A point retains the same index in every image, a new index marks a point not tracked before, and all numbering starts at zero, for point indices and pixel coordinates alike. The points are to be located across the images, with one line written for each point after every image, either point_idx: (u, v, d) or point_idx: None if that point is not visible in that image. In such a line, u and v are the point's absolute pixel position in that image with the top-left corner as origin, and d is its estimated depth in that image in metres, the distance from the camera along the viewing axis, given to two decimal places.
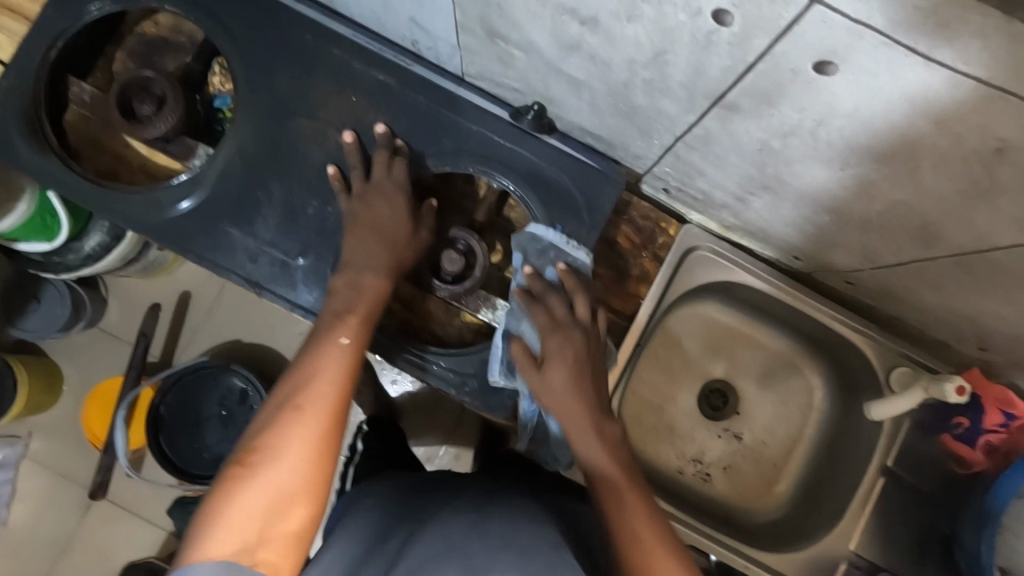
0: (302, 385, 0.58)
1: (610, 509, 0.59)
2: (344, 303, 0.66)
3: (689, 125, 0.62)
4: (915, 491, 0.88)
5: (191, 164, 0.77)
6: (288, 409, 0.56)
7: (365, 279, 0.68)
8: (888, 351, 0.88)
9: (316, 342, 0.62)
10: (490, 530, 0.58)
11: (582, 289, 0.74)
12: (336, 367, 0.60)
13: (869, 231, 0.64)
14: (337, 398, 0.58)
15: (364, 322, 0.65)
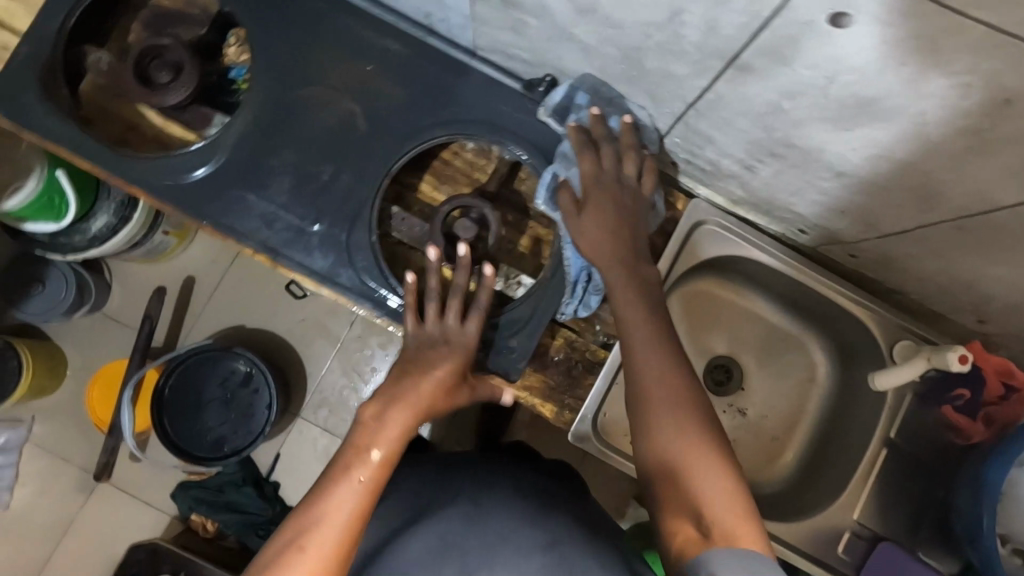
0: (315, 521, 0.59)
1: (675, 443, 0.59)
2: (371, 430, 0.69)
3: (700, 89, 0.63)
4: (916, 461, 0.89)
5: (208, 134, 0.79)
6: (296, 545, 0.58)
7: (394, 410, 0.69)
8: (891, 324, 0.90)
9: (336, 474, 0.64)
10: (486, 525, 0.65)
11: (617, 164, 0.75)
12: (349, 506, 0.61)
13: (868, 194, 0.65)
14: (345, 540, 0.59)
15: (384, 462, 0.66)
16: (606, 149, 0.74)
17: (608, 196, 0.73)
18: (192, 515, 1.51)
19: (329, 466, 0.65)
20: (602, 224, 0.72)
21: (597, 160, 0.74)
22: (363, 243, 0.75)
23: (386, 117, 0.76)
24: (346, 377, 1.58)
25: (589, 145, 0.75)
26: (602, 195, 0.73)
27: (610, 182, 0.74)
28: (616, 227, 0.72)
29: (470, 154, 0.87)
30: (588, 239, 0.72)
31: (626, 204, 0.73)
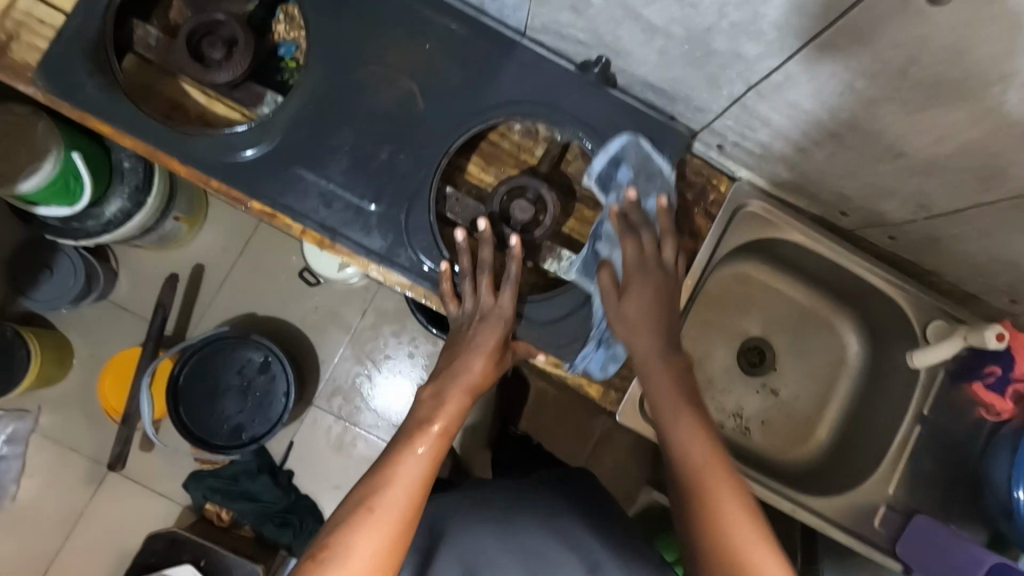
0: (379, 488, 0.61)
1: (695, 457, 0.63)
2: (430, 409, 0.69)
3: (769, 70, 0.64)
4: (949, 439, 0.92)
5: (259, 110, 0.78)
6: (360, 510, 0.59)
7: (452, 389, 0.71)
8: (925, 304, 0.92)
9: (399, 445, 0.66)
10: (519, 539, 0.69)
11: (657, 250, 0.79)
12: (414, 474, 0.62)
13: (933, 175, 0.68)
14: (411, 507, 0.61)
15: (445, 433, 0.67)
16: (646, 236, 0.79)
17: (643, 268, 0.77)
18: (206, 505, 1.45)
19: (391, 441, 0.67)
20: (643, 308, 0.75)
21: (640, 246, 0.78)
22: (421, 224, 0.76)
23: (445, 92, 0.79)
24: (359, 365, 1.55)
25: (630, 229, 0.79)
26: (645, 271, 0.77)
27: (652, 267, 0.77)
28: (657, 307, 0.76)
29: (518, 136, 0.87)
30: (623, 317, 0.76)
31: (667, 282, 0.78)
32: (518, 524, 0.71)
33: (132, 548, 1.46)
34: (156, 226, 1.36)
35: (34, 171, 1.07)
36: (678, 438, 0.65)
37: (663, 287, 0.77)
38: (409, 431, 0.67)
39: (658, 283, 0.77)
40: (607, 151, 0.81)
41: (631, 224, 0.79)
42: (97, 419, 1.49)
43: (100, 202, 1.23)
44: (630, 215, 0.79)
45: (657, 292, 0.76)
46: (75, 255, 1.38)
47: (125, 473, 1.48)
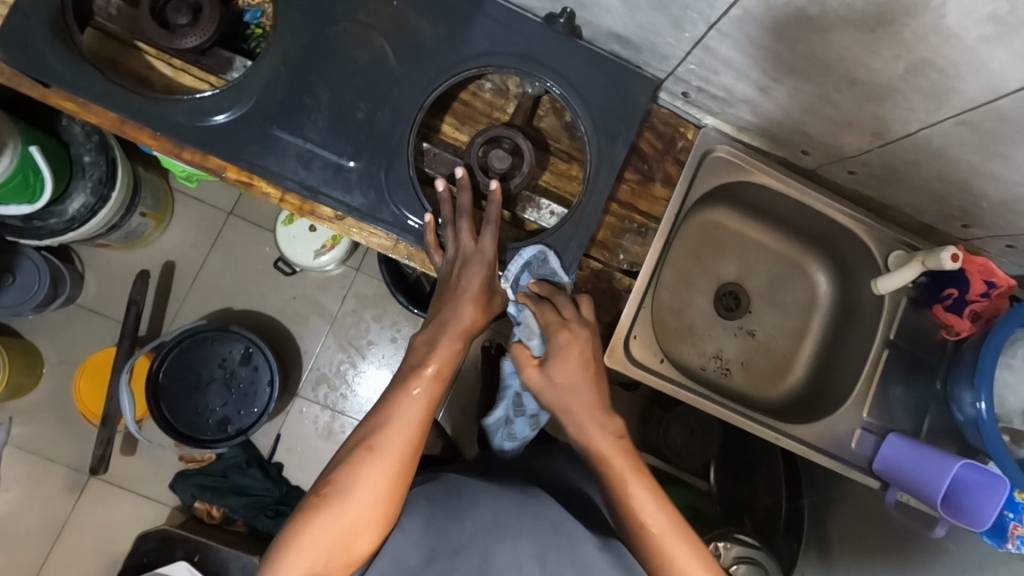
0: (377, 428, 0.63)
1: (647, 520, 0.63)
2: (424, 354, 0.71)
3: (729, 6, 0.68)
4: (915, 361, 0.98)
5: (228, 76, 0.80)
6: (361, 448, 0.61)
7: (443, 335, 0.72)
8: (884, 236, 0.97)
9: (395, 389, 0.67)
10: (535, 512, 0.63)
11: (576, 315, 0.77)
12: (411, 415, 0.65)
13: (885, 100, 0.73)
14: (411, 446, 0.63)
15: (439, 375, 0.68)
16: (563, 304, 0.77)
17: (576, 368, 0.72)
18: (195, 503, 1.43)
19: (388, 385, 0.69)
20: (574, 368, 0.71)
21: (557, 313, 0.76)
22: (401, 179, 0.81)
23: (416, 49, 0.82)
24: (343, 353, 1.54)
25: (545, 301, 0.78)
26: (575, 375, 0.71)
27: (575, 327, 0.74)
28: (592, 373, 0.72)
29: (489, 94, 0.89)
30: (574, 414, 0.70)
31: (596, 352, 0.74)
32: (533, 498, 0.65)
33: (119, 553, 1.43)
34: (121, 223, 1.33)
35: None
36: (656, 549, 0.62)
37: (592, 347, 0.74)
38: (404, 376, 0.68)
39: (593, 391, 0.71)
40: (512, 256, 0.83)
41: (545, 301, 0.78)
42: (74, 426, 1.45)
43: (62, 198, 1.20)
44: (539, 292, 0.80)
45: (593, 392, 0.70)
46: (40, 256, 1.34)
47: (106, 478, 1.44)
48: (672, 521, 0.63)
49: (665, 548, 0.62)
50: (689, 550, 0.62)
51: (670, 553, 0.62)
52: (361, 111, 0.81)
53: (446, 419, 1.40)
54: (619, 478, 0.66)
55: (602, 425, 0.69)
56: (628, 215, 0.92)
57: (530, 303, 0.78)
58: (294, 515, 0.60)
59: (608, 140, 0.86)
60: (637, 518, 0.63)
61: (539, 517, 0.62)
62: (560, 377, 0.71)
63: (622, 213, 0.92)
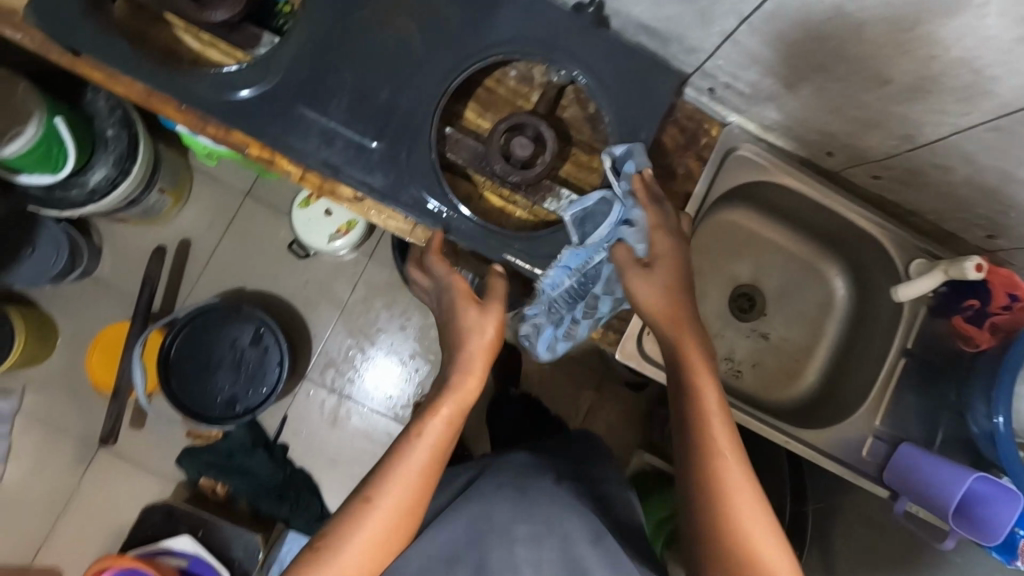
0: (385, 477, 0.62)
1: (721, 466, 0.61)
2: (436, 400, 0.67)
3: (761, 0, 0.67)
4: (931, 371, 0.96)
5: (254, 50, 0.81)
6: (369, 497, 0.61)
7: (458, 382, 0.68)
8: (907, 243, 0.95)
9: (407, 434, 0.64)
10: (530, 511, 0.70)
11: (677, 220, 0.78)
12: (421, 465, 0.63)
13: (916, 101, 0.72)
14: (418, 496, 0.62)
15: (451, 424, 0.66)
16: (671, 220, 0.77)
17: (667, 276, 0.72)
18: (200, 481, 1.44)
19: (401, 428, 0.66)
20: (670, 274, 0.73)
21: (663, 216, 0.77)
22: (422, 162, 0.81)
23: (443, 33, 0.82)
24: (352, 338, 1.55)
25: (654, 199, 0.78)
26: (665, 272, 0.73)
27: (674, 254, 0.74)
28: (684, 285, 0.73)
29: (514, 82, 0.89)
30: (656, 307, 0.71)
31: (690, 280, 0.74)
32: (529, 498, 0.72)
33: (124, 525, 1.44)
34: (140, 198, 1.34)
35: (16, 137, 1.06)
36: (727, 494, 0.60)
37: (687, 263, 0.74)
38: (424, 412, 0.66)
39: (679, 299, 0.72)
40: (625, 151, 0.82)
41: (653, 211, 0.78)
42: (85, 397, 1.47)
43: (83, 170, 1.21)
44: (648, 188, 0.79)
45: (679, 299, 0.72)
46: (59, 227, 1.36)
47: (114, 450, 1.46)
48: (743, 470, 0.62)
49: (724, 466, 0.61)
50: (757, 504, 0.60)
51: (727, 471, 0.61)
52: (384, 92, 0.81)
53: None
54: (694, 381, 0.67)
55: (683, 330, 0.70)
56: None
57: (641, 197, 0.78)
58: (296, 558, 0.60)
59: (631, 132, 0.85)
60: (703, 422, 0.64)
61: (531, 516, 0.69)
62: (648, 279, 0.72)
63: None
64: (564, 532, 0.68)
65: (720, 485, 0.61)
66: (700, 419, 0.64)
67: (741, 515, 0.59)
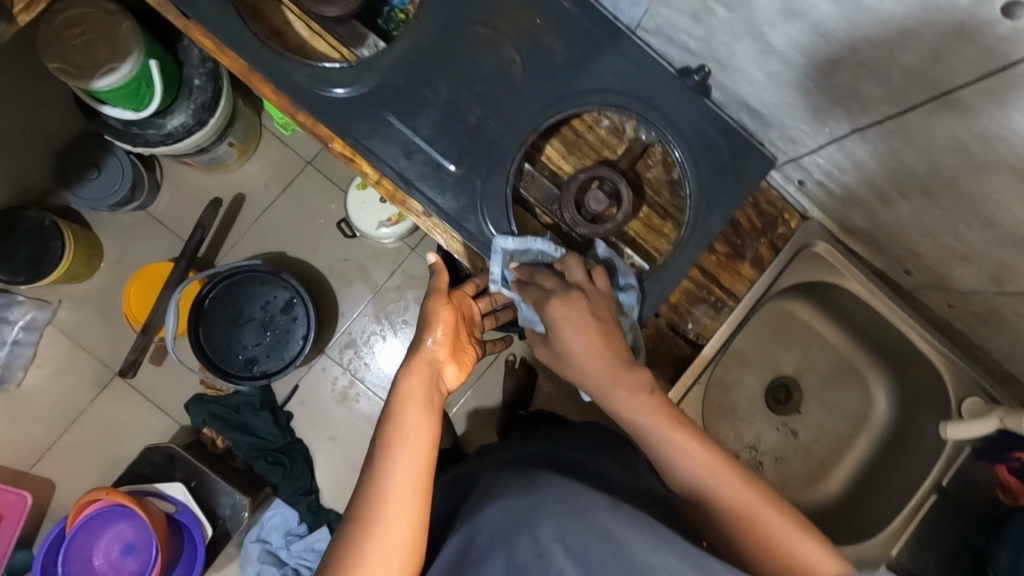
0: (368, 497, 0.58)
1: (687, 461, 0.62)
2: (395, 413, 0.65)
3: (884, 114, 0.66)
4: (965, 513, 0.91)
5: (357, 51, 0.82)
6: (356, 524, 0.57)
7: (417, 393, 0.67)
8: (966, 377, 0.91)
9: (375, 453, 0.62)
10: (547, 498, 0.58)
11: (562, 283, 0.72)
12: (401, 476, 0.59)
13: (1019, 251, 0.69)
14: (410, 503, 0.58)
15: (418, 427, 0.64)
16: (548, 279, 0.72)
17: (577, 325, 0.67)
18: (204, 429, 1.45)
19: (368, 453, 0.63)
20: (572, 328, 0.67)
21: (540, 289, 0.72)
22: (495, 193, 0.80)
23: (546, 69, 0.81)
24: (376, 324, 1.55)
25: (529, 283, 0.74)
26: (579, 321, 0.67)
27: (573, 296, 0.69)
28: (591, 333, 0.67)
29: (604, 131, 0.88)
30: (590, 374, 0.66)
31: (602, 308, 0.69)
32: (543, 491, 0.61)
33: (125, 456, 1.47)
34: (209, 147, 1.36)
35: (111, 71, 1.09)
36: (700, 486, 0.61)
37: (589, 308, 0.68)
38: (387, 418, 0.65)
39: (605, 344, 0.67)
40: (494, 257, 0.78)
41: (530, 283, 0.74)
42: (115, 324, 1.50)
43: (164, 113, 1.24)
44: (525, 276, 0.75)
45: (604, 344, 0.67)
46: (127, 157, 1.38)
47: (131, 382, 1.49)
48: (706, 452, 0.62)
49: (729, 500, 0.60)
50: (734, 477, 0.61)
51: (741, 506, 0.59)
52: (475, 115, 0.80)
53: (459, 419, 1.40)
54: (659, 429, 0.64)
55: (626, 381, 0.66)
56: (707, 286, 0.89)
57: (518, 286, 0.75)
58: None
59: (708, 208, 0.83)
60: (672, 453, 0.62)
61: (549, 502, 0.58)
62: (561, 340, 0.68)
63: (702, 281, 0.89)
64: (582, 508, 0.56)
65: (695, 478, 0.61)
66: (650, 431, 0.64)
67: (722, 489, 0.60)
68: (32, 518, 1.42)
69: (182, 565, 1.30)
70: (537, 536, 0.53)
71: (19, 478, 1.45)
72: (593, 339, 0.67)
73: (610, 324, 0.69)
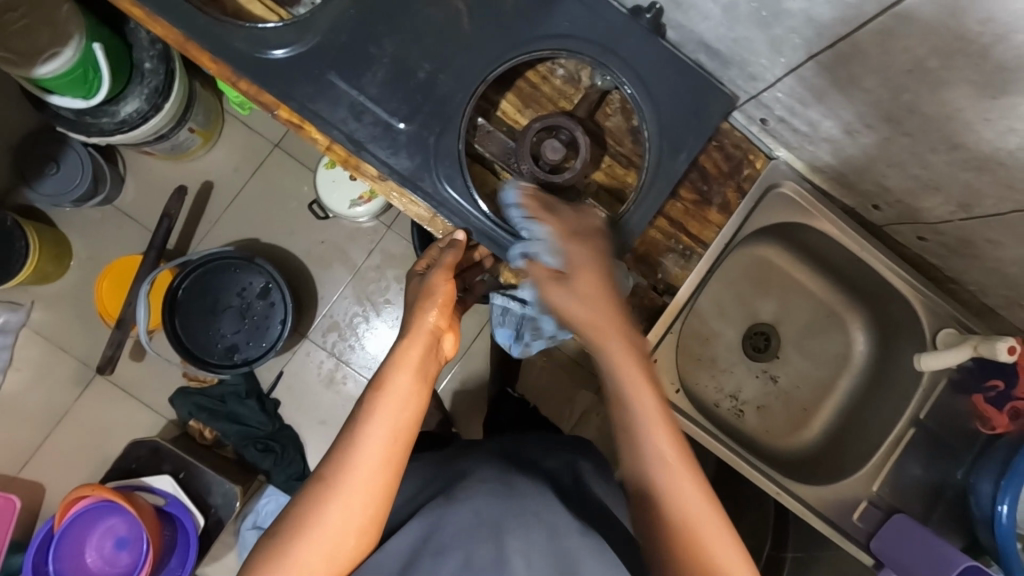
0: (339, 458, 0.57)
1: (663, 453, 0.58)
2: (387, 375, 0.63)
3: (838, 38, 0.64)
4: (945, 446, 0.92)
5: (294, 10, 0.80)
6: (322, 482, 0.56)
7: (410, 360, 0.64)
8: (941, 311, 0.91)
9: (357, 414, 0.60)
10: (516, 506, 0.62)
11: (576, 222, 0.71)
12: (376, 443, 0.58)
13: (983, 170, 0.67)
14: (380, 477, 0.57)
15: (406, 397, 0.61)
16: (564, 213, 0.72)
17: (592, 275, 0.65)
18: (190, 421, 1.43)
19: (350, 412, 0.61)
20: (588, 277, 0.65)
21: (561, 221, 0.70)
22: (448, 150, 0.77)
23: (494, 17, 0.79)
24: (358, 306, 1.53)
25: (546, 207, 0.72)
26: (601, 307, 0.64)
27: (586, 240, 0.69)
28: (603, 281, 0.66)
29: (559, 81, 0.85)
30: (591, 325, 0.63)
31: (611, 266, 0.68)
32: (514, 495, 0.64)
33: (112, 454, 1.46)
34: (170, 134, 1.32)
35: (54, 57, 1.05)
36: (662, 477, 0.58)
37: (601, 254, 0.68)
38: (376, 382, 0.62)
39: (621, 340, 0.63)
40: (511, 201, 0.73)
41: (545, 208, 0.72)
42: (92, 323, 1.47)
43: (116, 100, 1.19)
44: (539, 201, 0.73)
45: (614, 306, 0.64)
46: (85, 149, 1.34)
47: (112, 378, 1.47)
48: (685, 458, 0.59)
49: (688, 516, 0.56)
50: (697, 487, 0.58)
51: (709, 548, 0.55)
52: (423, 71, 0.77)
53: (446, 394, 1.39)
54: (641, 402, 0.60)
55: (626, 345, 0.63)
56: (675, 235, 0.87)
57: (533, 207, 0.71)
58: (262, 552, 0.54)
59: (672, 151, 0.81)
60: (653, 436, 0.59)
61: (519, 504, 0.62)
62: (569, 284, 0.65)
63: (670, 230, 0.87)
64: (552, 524, 0.60)
65: (662, 467, 0.58)
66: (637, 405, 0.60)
67: (687, 500, 0.57)
68: (23, 522, 1.41)
69: (177, 556, 1.30)
70: (502, 545, 0.57)
71: (8, 483, 1.43)
72: (608, 285, 0.66)
73: (611, 278, 0.67)
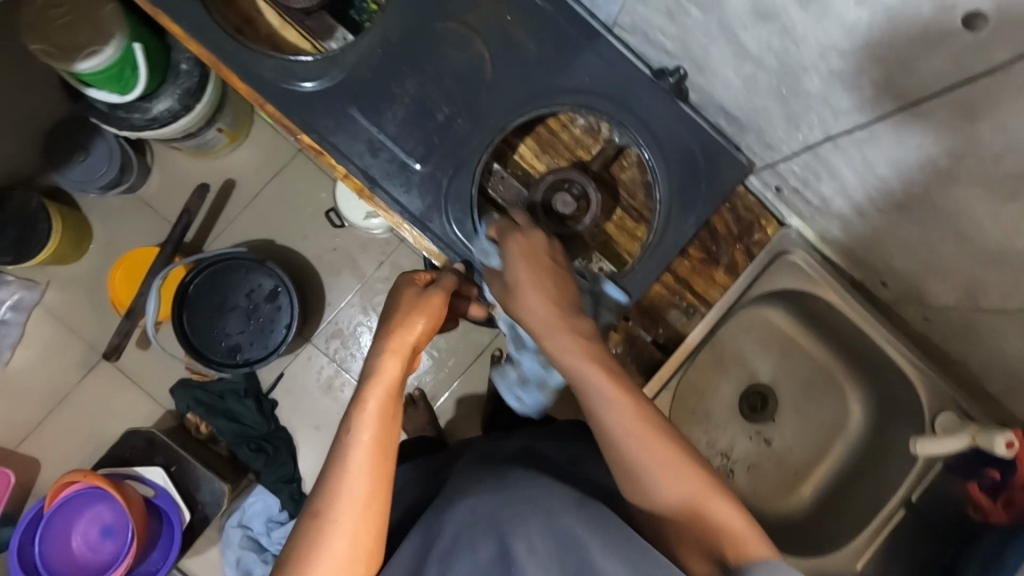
0: (331, 491, 0.56)
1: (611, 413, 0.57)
2: (366, 395, 0.61)
3: (852, 124, 0.64)
4: (934, 529, 0.90)
5: (327, 43, 0.81)
6: (318, 518, 0.55)
7: (387, 375, 0.62)
8: (942, 392, 0.89)
9: (339, 439, 0.59)
10: (513, 504, 0.61)
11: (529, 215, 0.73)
12: (365, 468, 0.57)
13: (991, 266, 0.67)
14: (373, 501, 0.57)
15: (387, 416, 0.60)
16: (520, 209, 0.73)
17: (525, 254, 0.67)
18: (187, 414, 1.44)
19: (332, 438, 0.60)
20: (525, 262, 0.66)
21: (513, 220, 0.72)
22: (461, 192, 0.79)
23: (517, 64, 0.80)
24: (363, 315, 1.54)
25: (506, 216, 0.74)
26: (538, 280, 0.65)
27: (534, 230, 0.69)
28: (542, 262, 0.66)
29: (578, 131, 0.86)
30: (530, 311, 0.64)
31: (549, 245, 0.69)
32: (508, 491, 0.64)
33: (108, 439, 1.48)
34: (199, 133, 1.35)
35: (94, 54, 1.08)
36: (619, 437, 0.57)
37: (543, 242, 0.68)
38: (354, 402, 0.60)
39: (563, 324, 0.62)
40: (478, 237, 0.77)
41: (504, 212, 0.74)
42: (102, 309, 1.50)
43: (150, 97, 1.21)
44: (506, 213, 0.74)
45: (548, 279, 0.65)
46: (115, 140, 1.38)
47: (116, 365, 1.50)
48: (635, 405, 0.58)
49: (649, 454, 0.56)
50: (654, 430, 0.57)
51: (676, 473, 0.56)
52: (443, 112, 0.79)
53: (443, 412, 1.39)
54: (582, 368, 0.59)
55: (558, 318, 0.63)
56: (680, 292, 0.88)
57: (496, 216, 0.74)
58: None
59: (681, 214, 0.81)
60: (604, 404, 0.58)
61: (517, 501, 0.61)
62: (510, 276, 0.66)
63: (674, 287, 0.88)
64: (551, 510, 0.59)
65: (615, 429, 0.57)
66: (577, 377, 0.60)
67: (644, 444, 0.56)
68: (16, 498, 1.44)
69: (160, 549, 1.31)
70: (502, 537, 0.56)
71: (6, 457, 1.46)
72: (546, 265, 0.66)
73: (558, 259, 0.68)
